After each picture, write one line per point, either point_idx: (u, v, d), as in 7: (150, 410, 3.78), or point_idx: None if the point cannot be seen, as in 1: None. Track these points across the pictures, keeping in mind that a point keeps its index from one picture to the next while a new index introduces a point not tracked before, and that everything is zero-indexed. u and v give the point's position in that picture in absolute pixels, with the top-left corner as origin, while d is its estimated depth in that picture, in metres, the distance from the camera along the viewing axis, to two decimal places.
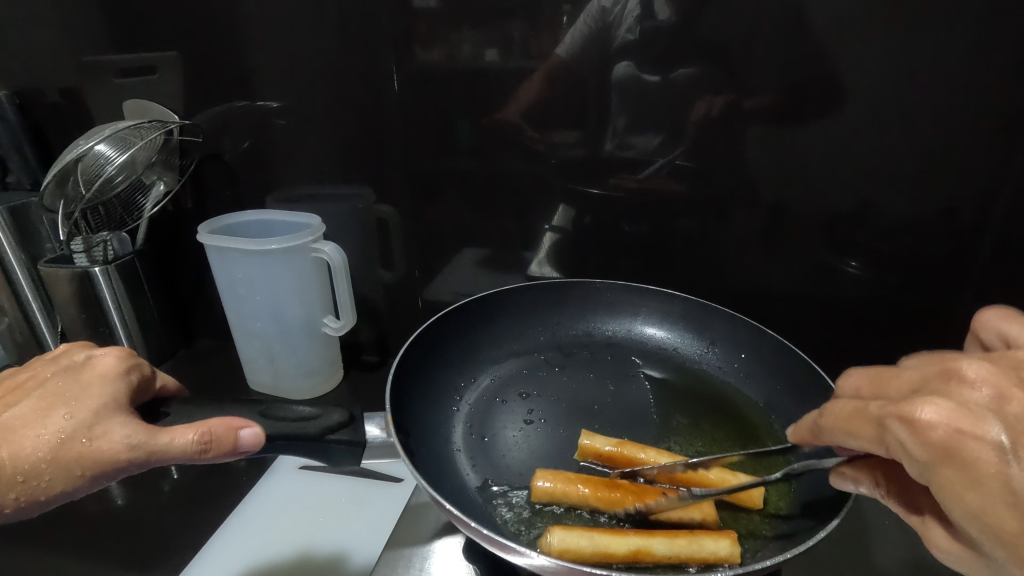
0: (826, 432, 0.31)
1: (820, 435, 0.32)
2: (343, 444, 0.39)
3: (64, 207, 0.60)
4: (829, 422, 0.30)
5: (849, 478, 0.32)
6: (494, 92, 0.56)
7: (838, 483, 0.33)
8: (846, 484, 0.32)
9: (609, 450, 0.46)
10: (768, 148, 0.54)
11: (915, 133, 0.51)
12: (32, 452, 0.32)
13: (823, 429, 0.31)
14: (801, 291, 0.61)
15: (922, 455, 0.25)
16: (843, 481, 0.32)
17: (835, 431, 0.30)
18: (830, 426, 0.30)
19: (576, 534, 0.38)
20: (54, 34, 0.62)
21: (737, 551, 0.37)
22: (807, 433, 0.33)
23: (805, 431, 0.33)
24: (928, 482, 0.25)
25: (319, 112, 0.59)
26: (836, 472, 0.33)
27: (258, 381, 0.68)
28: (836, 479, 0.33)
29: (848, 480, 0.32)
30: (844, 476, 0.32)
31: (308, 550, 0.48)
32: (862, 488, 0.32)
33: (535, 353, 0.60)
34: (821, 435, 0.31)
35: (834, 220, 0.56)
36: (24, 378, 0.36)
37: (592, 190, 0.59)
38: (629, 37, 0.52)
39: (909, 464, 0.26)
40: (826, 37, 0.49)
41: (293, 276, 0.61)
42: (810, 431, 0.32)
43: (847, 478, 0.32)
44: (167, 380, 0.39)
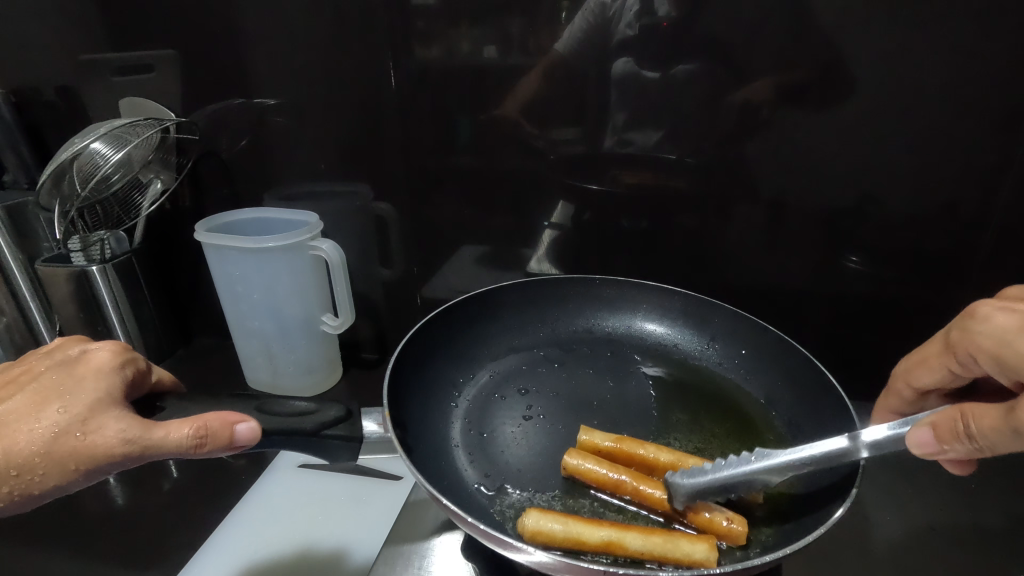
0: (904, 377, 0.41)
1: (900, 387, 0.41)
2: (340, 439, 0.39)
3: (60, 206, 0.60)
4: (906, 366, 0.41)
5: (926, 427, 0.33)
6: (493, 88, 0.56)
7: (918, 444, 0.34)
8: (926, 441, 0.33)
9: (609, 446, 0.46)
10: (769, 143, 0.54)
11: (916, 129, 0.51)
12: (25, 447, 0.32)
13: (902, 379, 0.41)
14: (801, 287, 0.60)
15: (986, 329, 0.34)
16: (922, 434, 0.33)
17: (910, 373, 0.40)
18: (905, 371, 0.41)
19: (550, 517, 0.38)
20: (51, 32, 0.62)
21: (713, 556, 0.36)
22: (891, 395, 0.43)
23: (890, 395, 0.43)
24: (997, 343, 0.33)
25: (318, 110, 0.59)
26: (910, 432, 0.34)
27: (258, 380, 0.67)
28: (919, 445, 0.34)
29: (926, 430, 0.33)
30: (920, 428, 0.34)
31: (308, 548, 0.47)
32: (950, 444, 0.33)
33: (535, 349, 0.60)
34: (901, 386, 0.41)
35: (835, 215, 0.56)
36: (17, 373, 0.36)
37: (592, 186, 0.59)
38: (629, 32, 0.51)
39: (977, 354, 0.34)
40: (826, 31, 0.49)
41: (291, 275, 0.61)
42: (893, 391, 0.42)
43: (926, 430, 0.33)
44: (163, 375, 0.39)
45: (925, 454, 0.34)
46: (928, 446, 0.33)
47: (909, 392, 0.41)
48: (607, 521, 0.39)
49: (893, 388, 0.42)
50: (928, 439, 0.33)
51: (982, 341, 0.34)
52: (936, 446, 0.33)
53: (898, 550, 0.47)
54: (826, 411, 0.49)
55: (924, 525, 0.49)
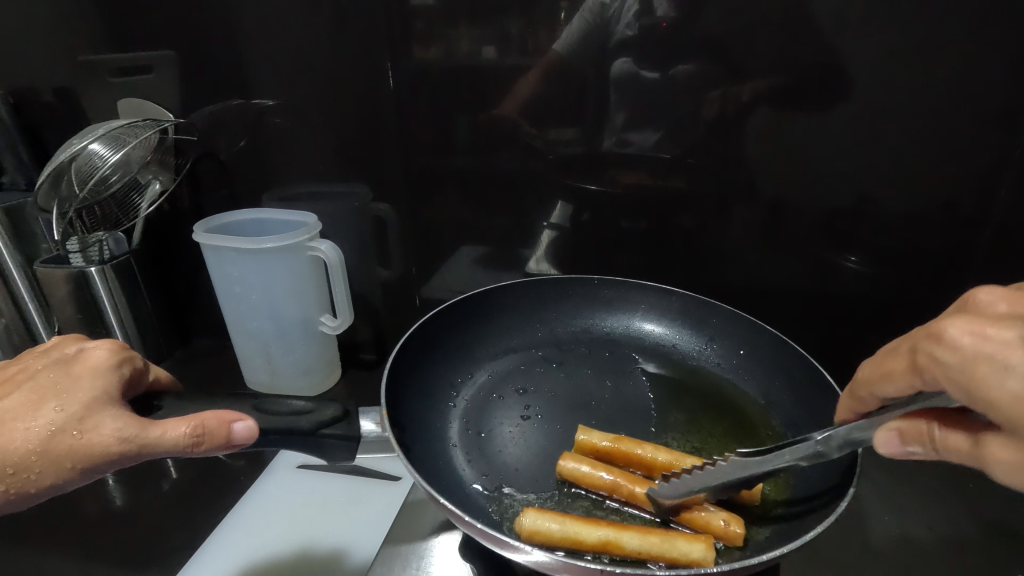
0: (869, 385, 0.34)
1: (863, 394, 0.35)
2: (338, 439, 0.39)
3: (59, 206, 0.60)
4: (870, 372, 0.34)
5: (891, 432, 0.31)
6: (492, 88, 0.56)
7: (884, 447, 0.31)
8: (891, 445, 0.31)
9: (606, 446, 0.46)
10: (768, 143, 0.54)
11: (913, 129, 0.51)
12: (22, 446, 0.32)
13: (866, 385, 0.35)
14: (799, 286, 0.61)
15: (955, 357, 0.27)
16: (887, 439, 0.31)
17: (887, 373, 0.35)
18: (869, 379, 0.34)
19: (548, 517, 0.38)
20: (51, 33, 0.62)
21: (711, 555, 0.37)
22: (853, 399, 0.36)
23: (852, 398, 0.36)
24: (960, 374, 0.27)
25: (317, 110, 0.59)
26: (875, 435, 0.32)
27: (257, 381, 0.67)
28: (882, 445, 0.31)
29: (891, 435, 0.31)
30: (886, 432, 0.31)
31: (307, 548, 0.47)
32: (913, 450, 0.30)
33: (533, 349, 0.60)
34: (864, 392, 0.35)
35: (834, 215, 0.56)
36: (15, 371, 0.36)
37: (591, 186, 0.59)
38: (628, 32, 0.52)
39: (943, 383, 0.28)
40: (825, 31, 0.49)
41: (290, 276, 0.61)
42: (855, 394, 0.36)
43: (891, 435, 0.31)
44: (160, 374, 0.39)
45: (892, 454, 0.31)
46: (895, 448, 0.31)
47: (874, 400, 0.34)
48: (604, 520, 0.39)
49: (855, 392, 0.36)
50: (894, 443, 0.31)
51: (948, 371, 0.27)
52: (901, 449, 0.31)
53: (896, 548, 0.47)
54: (825, 411, 0.49)
55: (923, 524, 0.49)
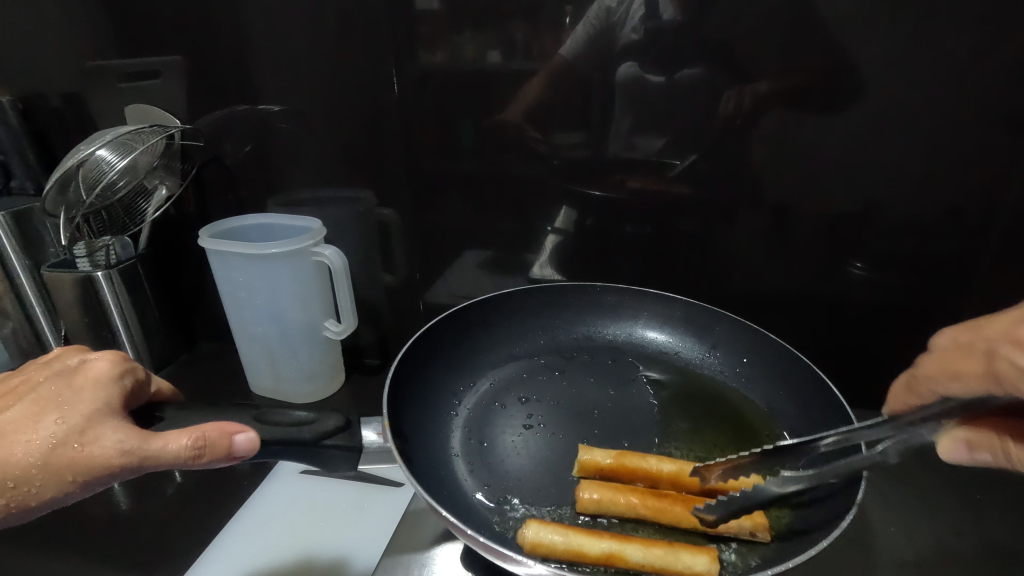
0: (933, 381, 0.33)
1: (924, 390, 0.34)
2: (339, 450, 0.39)
3: (66, 212, 0.60)
4: (939, 369, 0.33)
5: (960, 442, 0.31)
6: (496, 93, 0.56)
7: (949, 454, 0.32)
8: (958, 453, 0.31)
9: (609, 463, 0.45)
10: (773, 149, 0.54)
11: (921, 135, 0.50)
12: (23, 458, 0.32)
13: (928, 380, 0.34)
14: (804, 293, 0.60)
15: None
16: (953, 448, 0.31)
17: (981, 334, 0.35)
18: (935, 374, 0.33)
19: (550, 529, 0.38)
20: (58, 38, 0.62)
21: (715, 568, 0.36)
22: (911, 391, 0.35)
23: (910, 391, 0.35)
24: None
25: (321, 115, 0.59)
26: (940, 442, 0.32)
27: (260, 385, 0.67)
28: (947, 451, 0.32)
29: (958, 445, 0.31)
30: (953, 441, 0.31)
31: (309, 555, 0.47)
32: (979, 455, 0.31)
33: (535, 357, 0.60)
34: (925, 389, 0.34)
35: (839, 221, 0.56)
36: (16, 383, 0.36)
37: (594, 192, 0.59)
38: (634, 36, 0.51)
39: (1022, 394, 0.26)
40: (832, 36, 0.48)
41: (295, 282, 0.61)
42: (915, 387, 0.35)
43: (960, 445, 0.31)
44: (162, 385, 0.39)
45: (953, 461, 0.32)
46: (959, 455, 0.32)
47: (932, 396, 0.33)
48: (607, 533, 0.39)
49: (915, 385, 0.35)
50: (960, 452, 0.31)
51: None
52: (968, 457, 0.31)
53: (902, 559, 0.46)
54: (830, 420, 0.49)
55: (928, 533, 0.49)
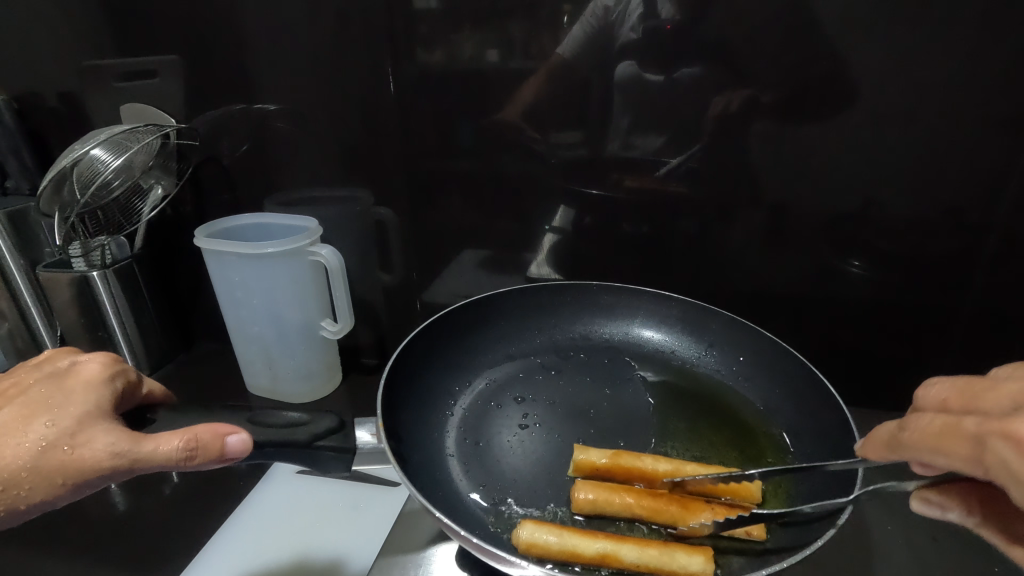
0: (918, 450, 0.29)
1: (906, 453, 0.30)
2: (331, 451, 0.39)
3: (61, 212, 0.60)
4: (923, 437, 0.28)
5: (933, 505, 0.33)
6: (494, 92, 0.56)
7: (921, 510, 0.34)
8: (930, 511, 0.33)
9: (605, 463, 0.45)
10: (772, 148, 0.53)
11: (919, 134, 0.50)
12: (13, 461, 0.32)
13: (910, 445, 0.29)
14: (802, 292, 0.60)
15: None
16: (927, 507, 0.33)
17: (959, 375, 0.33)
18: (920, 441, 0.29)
19: (545, 529, 0.38)
20: (54, 37, 0.62)
21: (710, 568, 0.36)
22: (889, 448, 0.31)
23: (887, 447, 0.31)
24: None
25: (318, 114, 0.59)
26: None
27: (257, 385, 0.67)
28: (920, 505, 0.34)
29: (932, 506, 0.33)
30: (926, 503, 0.33)
31: (305, 555, 0.47)
32: (949, 514, 0.33)
33: (531, 356, 0.60)
34: (907, 452, 0.30)
35: (837, 220, 0.55)
36: (7, 385, 0.36)
37: (592, 191, 0.59)
38: (632, 35, 0.51)
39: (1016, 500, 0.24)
40: (831, 35, 0.48)
41: (292, 282, 0.61)
42: (893, 445, 0.30)
43: (931, 505, 0.33)
44: (154, 387, 0.38)
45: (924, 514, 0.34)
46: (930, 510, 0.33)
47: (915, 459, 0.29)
48: (602, 533, 0.39)
49: (893, 441, 0.31)
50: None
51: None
52: (938, 512, 0.33)
53: (899, 558, 0.46)
54: (827, 419, 0.49)
55: (924, 532, 0.49)
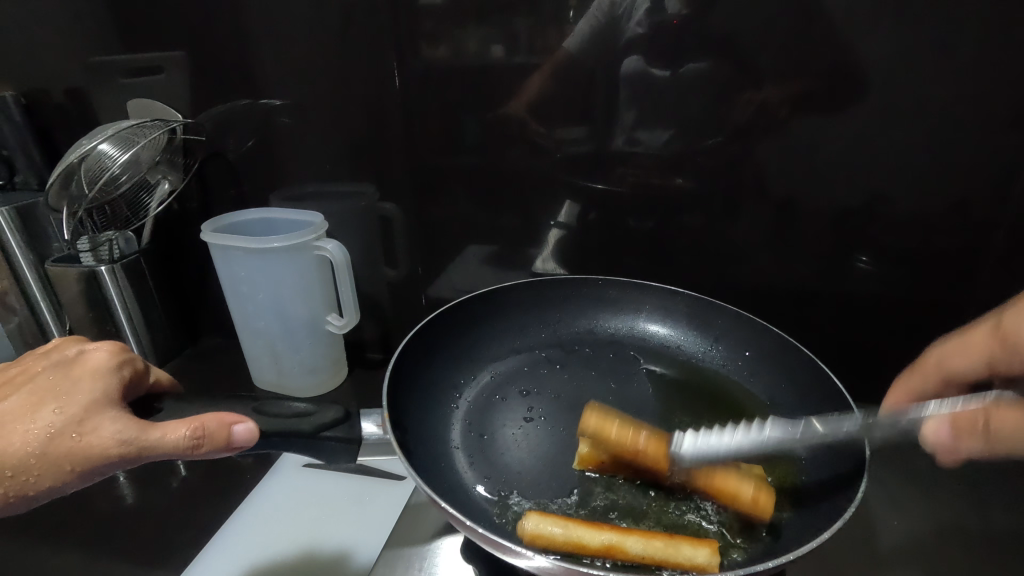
0: (937, 360, 0.44)
1: (929, 368, 0.44)
2: (339, 441, 0.39)
3: (69, 207, 0.60)
4: (943, 352, 0.43)
5: (943, 421, 0.38)
6: (499, 87, 0.56)
7: (933, 437, 0.38)
8: (941, 432, 0.38)
9: (609, 456, 0.44)
10: (779, 142, 0.53)
11: (929, 127, 0.50)
12: (21, 448, 0.33)
13: (933, 360, 0.43)
14: (808, 287, 0.59)
15: None
16: (938, 430, 0.38)
17: (947, 354, 0.43)
18: (943, 354, 0.43)
19: (550, 520, 0.38)
20: (62, 34, 0.62)
21: (715, 560, 0.36)
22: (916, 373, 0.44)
23: (914, 373, 0.44)
24: None
25: (323, 110, 0.59)
26: (926, 426, 0.39)
27: (262, 379, 0.68)
28: (930, 432, 0.38)
29: (942, 426, 0.38)
30: (937, 424, 0.38)
31: (311, 548, 0.48)
32: (962, 439, 0.38)
33: (536, 350, 0.60)
34: (930, 369, 0.44)
35: (845, 215, 0.55)
36: (15, 373, 0.37)
37: (597, 185, 0.59)
38: (639, 30, 0.51)
39: None
40: (838, 28, 0.48)
41: (297, 276, 0.62)
42: (919, 368, 0.44)
43: (942, 426, 0.38)
44: (161, 376, 0.39)
45: (938, 445, 0.39)
46: (943, 438, 0.38)
47: (936, 371, 0.43)
48: (607, 525, 0.39)
49: (919, 369, 0.44)
50: (945, 432, 0.38)
51: None
52: (951, 439, 0.38)
53: (907, 554, 0.46)
54: (834, 414, 0.48)
55: (932, 529, 0.48)
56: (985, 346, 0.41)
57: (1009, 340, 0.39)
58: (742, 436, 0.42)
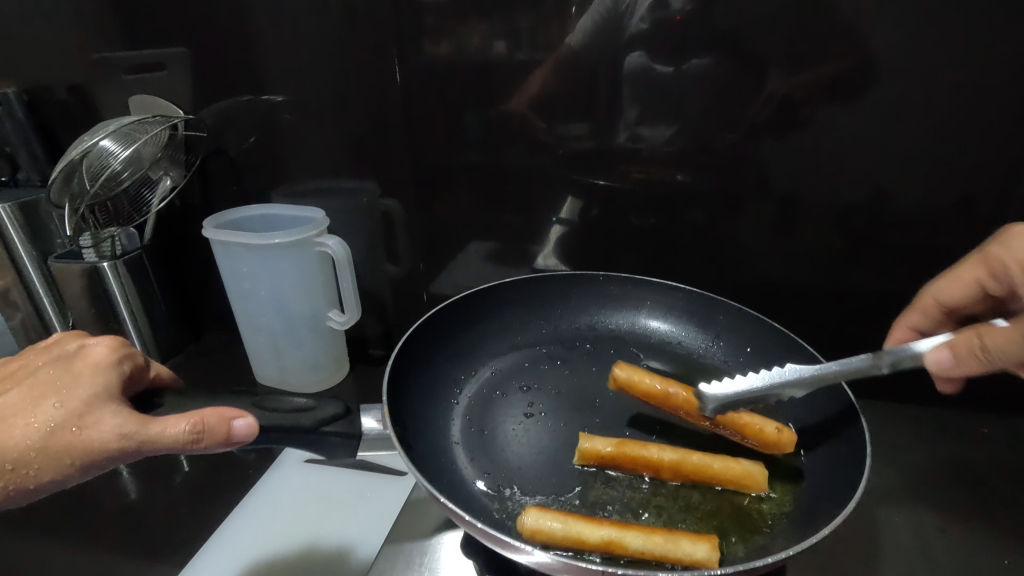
0: (933, 294, 0.46)
1: (927, 304, 0.46)
2: (339, 436, 0.39)
3: (70, 203, 0.60)
4: (936, 285, 0.45)
5: (944, 348, 0.37)
6: (501, 83, 0.56)
7: (936, 363, 0.37)
8: (944, 358, 0.37)
9: (610, 451, 0.44)
10: (781, 137, 0.53)
11: (933, 123, 0.49)
12: (22, 441, 0.33)
13: (930, 296, 0.46)
14: (811, 284, 0.59)
15: None
16: (941, 355, 0.37)
17: (942, 289, 0.45)
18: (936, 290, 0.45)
19: (550, 516, 0.38)
20: (64, 31, 0.62)
21: (715, 556, 0.36)
22: (915, 312, 0.47)
23: (913, 312, 0.47)
24: None
25: (325, 106, 0.59)
26: (928, 353, 0.38)
27: (264, 374, 0.68)
28: (933, 359, 0.37)
29: (943, 351, 0.37)
30: (939, 349, 0.37)
31: (313, 543, 0.48)
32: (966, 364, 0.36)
33: (537, 346, 0.60)
34: (926, 303, 0.46)
35: (848, 211, 0.55)
36: (16, 367, 0.37)
37: (599, 181, 0.59)
38: (642, 26, 0.51)
39: None
40: (843, 23, 0.47)
41: (299, 272, 0.62)
42: (918, 307, 0.47)
43: (945, 352, 0.37)
44: (161, 371, 0.39)
45: (942, 371, 0.37)
46: (946, 363, 0.37)
47: (935, 307, 0.45)
48: (607, 520, 0.39)
49: (918, 306, 0.47)
50: (946, 358, 0.37)
51: None
52: (952, 363, 0.37)
53: (910, 552, 0.46)
54: (834, 410, 0.48)
55: (935, 526, 0.48)
56: (974, 274, 0.43)
57: (995, 267, 0.41)
58: (765, 378, 0.42)
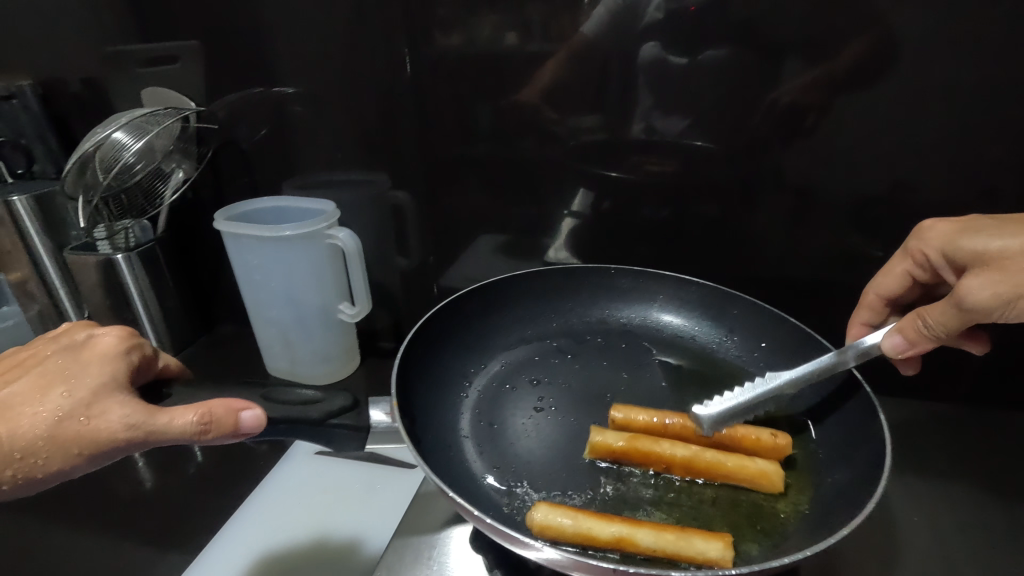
0: (873, 289, 0.48)
1: (870, 299, 0.48)
2: (347, 428, 0.39)
3: (84, 196, 0.60)
4: (873, 280, 0.48)
5: (895, 334, 0.41)
6: (513, 74, 0.55)
7: (892, 348, 0.41)
8: (898, 344, 0.41)
9: (622, 446, 0.44)
10: (799, 128, 0.51)
11: (960, 113, 0.48)
12: (31, 430, 0.33)
13: (870, 292, 0.48)
14: (828, 278, 0.58)
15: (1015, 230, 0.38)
16: (893, 341, 0.41)
17: (879, 285, 0.47)
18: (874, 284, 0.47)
19: (560, 511, 0.37)
20: (78, 24, 0.63)
21: (728, 554, 0.35)
22: (862, 308, 0.49)
23: (861, 308, 0.49)
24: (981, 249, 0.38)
25: (335, 98, 0.59)
26: (882, 342, 0.41)
27: (276, 366, 0.68)
28: (888, 345, 0.41)
29: (895, 337, 0.41)
30: (891, 337, 0.41)
31: (322, 535, 0.48)
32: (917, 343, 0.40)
33: (547, 340, 0.59)
34: (869, 299, 0.48)
35: (868, 204, 0.53)
36: (25, 357, 0.37)
37: (612, 173, 0.58)
38: (657, 15, 0.49)
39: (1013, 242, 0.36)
40: (866, 10, 0.46)
41: (310, 265, 0.61)
42: (863, 304, 0.49)
43: (895, 339, 0.41)
44: (169, 361, 0.39)
45: (899, 354, 0.41)
46: (900, 347, 0.41)
47: (878, 301, 0.48)
48: (618, 516, 0.38)
49: (862, 303, 0.49)
50: (898, 342, 0.41)
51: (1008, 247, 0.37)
52: (905, 346, 0.40)
53: (929, 553, 0.44)
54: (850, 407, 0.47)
55: (955, 527, 0.47)
56: (901, 265, 0.46)
57: (919, 259, 0.44)
58: (750, 390, 0.44)
